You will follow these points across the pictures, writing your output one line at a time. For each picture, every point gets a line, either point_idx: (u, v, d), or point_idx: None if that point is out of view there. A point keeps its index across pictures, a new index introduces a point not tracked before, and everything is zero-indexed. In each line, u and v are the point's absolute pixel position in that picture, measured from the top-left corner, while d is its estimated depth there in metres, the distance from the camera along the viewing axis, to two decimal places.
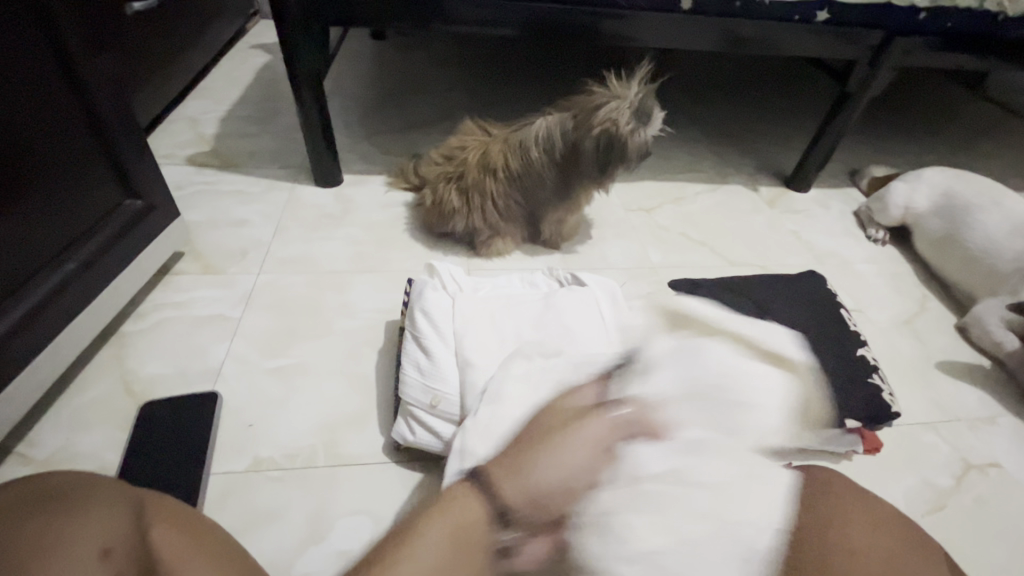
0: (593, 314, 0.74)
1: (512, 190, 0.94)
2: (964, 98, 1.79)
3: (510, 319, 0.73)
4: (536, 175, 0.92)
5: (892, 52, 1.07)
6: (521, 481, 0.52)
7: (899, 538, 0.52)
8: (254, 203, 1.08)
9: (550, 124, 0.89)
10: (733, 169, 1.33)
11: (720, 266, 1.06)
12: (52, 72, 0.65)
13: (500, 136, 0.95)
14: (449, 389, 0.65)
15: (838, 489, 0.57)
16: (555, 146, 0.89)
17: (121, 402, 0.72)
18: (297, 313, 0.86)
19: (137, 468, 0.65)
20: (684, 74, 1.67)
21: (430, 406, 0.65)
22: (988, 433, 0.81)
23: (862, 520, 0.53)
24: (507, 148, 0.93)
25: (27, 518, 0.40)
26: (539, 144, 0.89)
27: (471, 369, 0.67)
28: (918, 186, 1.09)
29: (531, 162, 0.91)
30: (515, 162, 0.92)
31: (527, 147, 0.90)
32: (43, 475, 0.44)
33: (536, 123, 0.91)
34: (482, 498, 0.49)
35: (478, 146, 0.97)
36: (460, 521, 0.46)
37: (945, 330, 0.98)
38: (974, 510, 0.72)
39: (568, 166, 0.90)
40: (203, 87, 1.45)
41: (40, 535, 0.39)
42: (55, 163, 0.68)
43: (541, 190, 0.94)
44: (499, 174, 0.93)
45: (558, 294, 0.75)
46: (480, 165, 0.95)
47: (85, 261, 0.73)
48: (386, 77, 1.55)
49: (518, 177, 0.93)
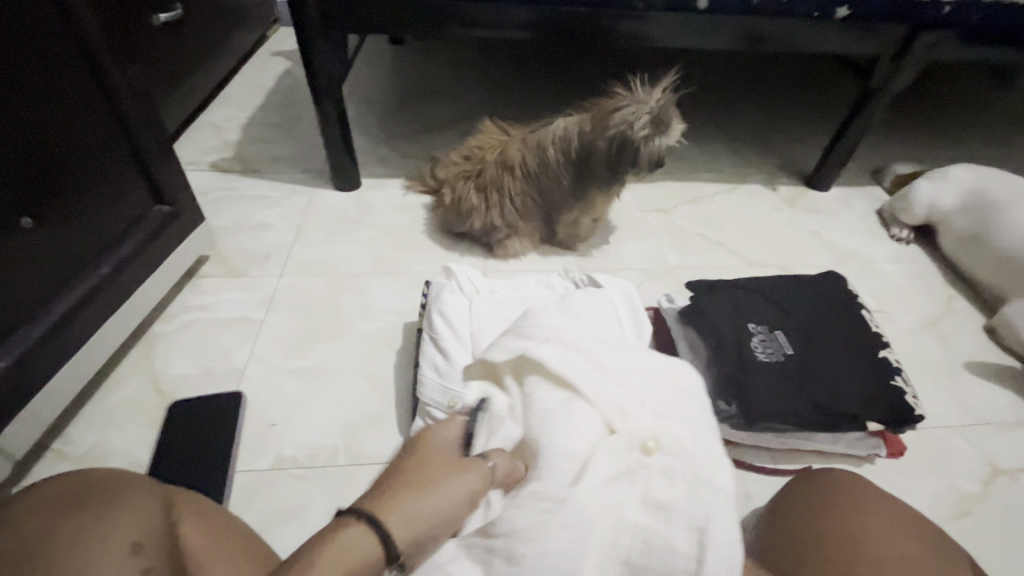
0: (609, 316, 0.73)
1: (528, 191, 0.96)
2: (993, 91, 1.74)
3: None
4: (552, 175, 0.93)
5: (915, 47, 1.04)
6: (414, 520, 0.40)
7: (919, 546, 0.51)
8: (275, 208, 1.11)
9: (568, 126, 0.89)
10: (751, 169, 1.32)
11: (738, 267, 1.05)
12: (84, 84, 0.68)
13: (517, 136, 0.96)
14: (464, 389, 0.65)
15: (857, 494, 0.56)
16: (572, 147, 0.89)
17: (151, 402, 0.75)
18: (318, 314, 0.88)
19: (166, 464, 0.67)
20: (701, 73, 1.66)
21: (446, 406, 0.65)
22: (1018, 437, 0.79)
23: (882, 526, 0.52)
24: (524, 147, 0.94)
25: (62, 515, 0.42)
26: (557, 146, 0.90)
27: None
28: (944, 184, 1.06)
29: (549, 163, 0.92)
30: (533, 162, 0.93)
31: (546, 148, 0.91)
32: (81, 475, 0.47)
33: (555, 124, 0.91)
34: (369, 529, 0.38)
35: (496, 146, 0.98)
36: (349, 562, 0.36)
37: (973, 331, 0.96)
38: (1003, 516, 0.70)
39: (583, 167, 0.90)
40: (226, 94, 1.49)
41: (73, 531, 0.41)
42: (87, 172, 0.70)
43: (557, 190, 0.94)
44: (516, 174, 0.95)
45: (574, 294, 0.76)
46: (499, 164, 0.96)
47: (115, 265, 0.76)
48: (403, 81, 1.56)
49: (534, 177, 0.94)
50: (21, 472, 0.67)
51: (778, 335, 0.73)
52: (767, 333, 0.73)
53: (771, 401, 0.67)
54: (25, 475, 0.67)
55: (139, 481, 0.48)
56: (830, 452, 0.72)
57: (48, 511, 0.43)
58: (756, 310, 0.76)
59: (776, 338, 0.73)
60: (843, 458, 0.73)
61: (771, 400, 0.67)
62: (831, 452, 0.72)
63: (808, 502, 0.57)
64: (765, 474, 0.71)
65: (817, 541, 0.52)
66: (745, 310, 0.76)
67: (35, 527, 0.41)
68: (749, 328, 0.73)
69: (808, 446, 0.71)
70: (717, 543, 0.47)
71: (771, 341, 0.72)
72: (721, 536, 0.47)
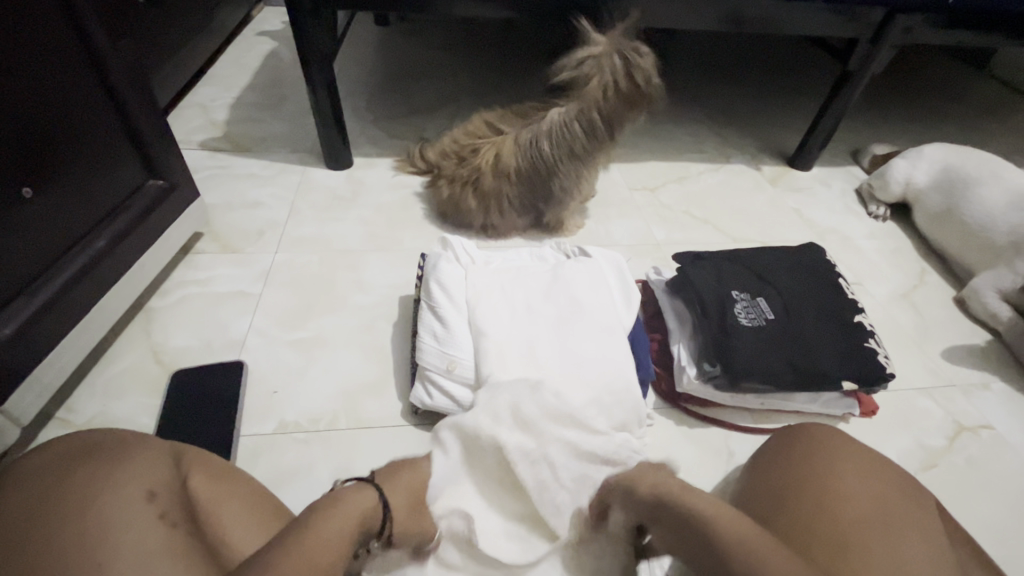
0: (600, 284, 0.77)
1: (523, 190, 0.98)
2: (968, 77, 1.79)
3: (521, 290, 0.76)
4: (547, 167, 0.95)
5: (892, 30, 1.08)
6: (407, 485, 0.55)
7: (888, 482, 0.55)
8: (268, 186, 1.11)
9: (562, 120, 0.93)
10: (735, 149, 1.35)
11: (723, 243, 1.09)
12: (75, 56, 0.68)
13: (510, 138, 0.98)
14: (462, 355, 0.69)
15: (828, 443, 0.59)
16: (567, 139, 0.92)
17: (153, 371, 0.76)
18: (314, 289, 0.90)
19: (173, 429, 0.69)
20: (686, 56, 1.68)
21: (447, 370, 0.68)
22: (981, 398, 0.85)
23: (855, 467, 0.56)
24: (520, 147, 0.96)
25: (78, 468, 0.44)
26: (551, 142, 0.93)
27: (486, 337, 0.69)
28: (919, 162, 1.11)
29: (547, 157, 0.94)
30: (526, 165, 0.96)
31: (541, 141, 0.94)
32: (91, 437, 0.49)
33: (549, 118, 0.94)
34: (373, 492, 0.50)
35: (488, 146, 0.99)
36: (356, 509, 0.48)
37: (942, 302, 1.01)
38: (965, 469, 0.75)
39: (581, 155, 0.94)
40: (212, 73, 1.47)
41: (94, 481, 0.43)
42: (84, 144, 0.71)
43: (552, 182, 0.96)
44: (512, 176, 0.97)
45: (566, 267, 0.79)
46: (494, 169, 0.97)
47: (112, 238, 0.76)
48: (391, 62, 1.56)
49: (531, 174, 0.96)
50: (27, 439, 0.68)
51: (760, 301, 0.76)
52: (749, 300, 0.76)
53: (755, 361, 0.70)
54: (30, 442, 0.68)
55: (146, 439, 0.50)
56: (809, 411, 0.76)
57: (62, 467, 0.44)
58: (739, 279, 0.79)
59: (757, 304, 0.76)
60: (820, 417, 0.78)
61: (755, 360, 0.70)
62: (809, 412, 0.76)
63: (785, 455, 0.60)
64: (748, 434, 0.75)
65: (797, 486, 0.54)
66: (728, 279, 0.79)
67: (51, 480, 0.43)
68: (732, 296, 0.77)
69: (787, 406, 0.75)
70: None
71: (753, 307, 0.75)
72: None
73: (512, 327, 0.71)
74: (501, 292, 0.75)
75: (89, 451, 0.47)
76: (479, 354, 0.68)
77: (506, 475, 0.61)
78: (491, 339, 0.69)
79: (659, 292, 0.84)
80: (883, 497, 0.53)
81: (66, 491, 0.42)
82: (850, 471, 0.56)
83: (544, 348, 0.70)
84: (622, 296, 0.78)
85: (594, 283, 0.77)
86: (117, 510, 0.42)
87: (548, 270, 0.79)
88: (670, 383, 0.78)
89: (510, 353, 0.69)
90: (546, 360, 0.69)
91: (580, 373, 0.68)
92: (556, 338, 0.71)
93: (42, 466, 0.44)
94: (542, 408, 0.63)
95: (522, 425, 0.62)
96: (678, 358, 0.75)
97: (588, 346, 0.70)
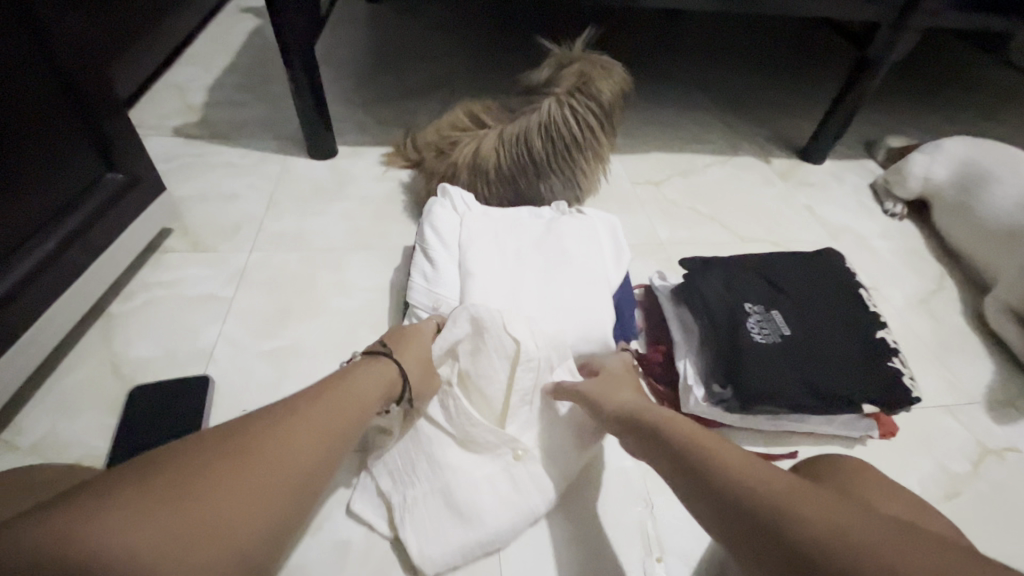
0: (591, 239, 0.76)
1: (505, 192, 0.90)
2: (986, 64, 1.71)
3: (512, 238, 0.76)
4: (534, 163, 0.88)
5: (917, 15, 1.00)
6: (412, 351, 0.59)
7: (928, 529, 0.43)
8: (244, 176, 1.04)
9: (551, 110, 0.87)
10: (745, 140, 1.27)
11: (731, 242, 1.02)
12: (19, 36, 0.60)
13: (494, 132, 0.91)
14: (449, 294, 0.69)
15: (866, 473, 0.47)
16: (556, 134, 0.87)
17: (111, 386, 0.70)
18: (291, 292, 0.83)
19: (131, 451, 0.63)
20: (693, 40, 1.60)
21: (433, 308, 0.69)
22: (1005, 416, 0.79)
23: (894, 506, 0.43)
24: (505, 142, 0.89)
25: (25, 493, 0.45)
26: (538, 138, 0.87)
27: (472, 279, 0.69)
28: (938, 157, 1.03)
29: (536, 151, 0.88)
30: (509, 162, 0.88)
31: (530, 134, 0.87)
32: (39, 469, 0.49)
33: (537, 111, 0.88)
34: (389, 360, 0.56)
35: (468, 141, 0.92)
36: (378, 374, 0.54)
37: (963, 309, 0.95)
38: (990, 496, 0.70)
39: (574, 150, 0.88)
40: (190, 53, 1.38)
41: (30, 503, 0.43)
42: (27, 135, 0.63)
43: (537, 180, 0.89)
44: (491, 176, 0.89)
45: (560, 221, 0.78)
46: (471, 166, 0.90)
47: (63, 239, 0.69)
48: (380, 43, 1.47)
49: (512, 171, 0.89)
50: None
51: (775, 315, 0.70)
52: (762, 313, 0.70)
53: (770, 384, 0.64)
54: None
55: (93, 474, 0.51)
56: (824, 433, 0.71)
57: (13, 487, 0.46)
58: (750, 288, 0.73)
59: (772, 318, 0.70)
60: (837, 439, 0.72)
61: (770, 382, 0.64)
62: (825, 434, 0.71)
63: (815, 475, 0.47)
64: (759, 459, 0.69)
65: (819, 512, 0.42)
66: (739, 289, 0.73)
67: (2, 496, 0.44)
68: (745, 308, 0.70)
69: (801, 428, 0.69)
70: (513, 507, 0.58)
71: (767, 321, 0.69)
72: (509, 507, 0.58)
73: (500, 271, 0.71)
74: (493, 239, 0.75)
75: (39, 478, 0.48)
76: (466, 296, 0.68)
77: (486, 397, 0.63)
78: (477, 279, 0.69)
79: (664, 300, 0.78)
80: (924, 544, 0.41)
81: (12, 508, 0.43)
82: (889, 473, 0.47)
83: (531, 293, 0.70)
84: (615, 255, 0.77)
85: (587, 239, 0.76)
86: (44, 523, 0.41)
87: (542, 223, 0.78)
88: (675, 401, 0.72)
89: (495, 297, 0.69)
90: (531, 306, 0.68)
91: (564, 315, 0.68)
92: (543, 284, 0.71)
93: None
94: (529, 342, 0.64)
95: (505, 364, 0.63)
96: (684, 375, 0.69)
97: (573, 296, 0.70)
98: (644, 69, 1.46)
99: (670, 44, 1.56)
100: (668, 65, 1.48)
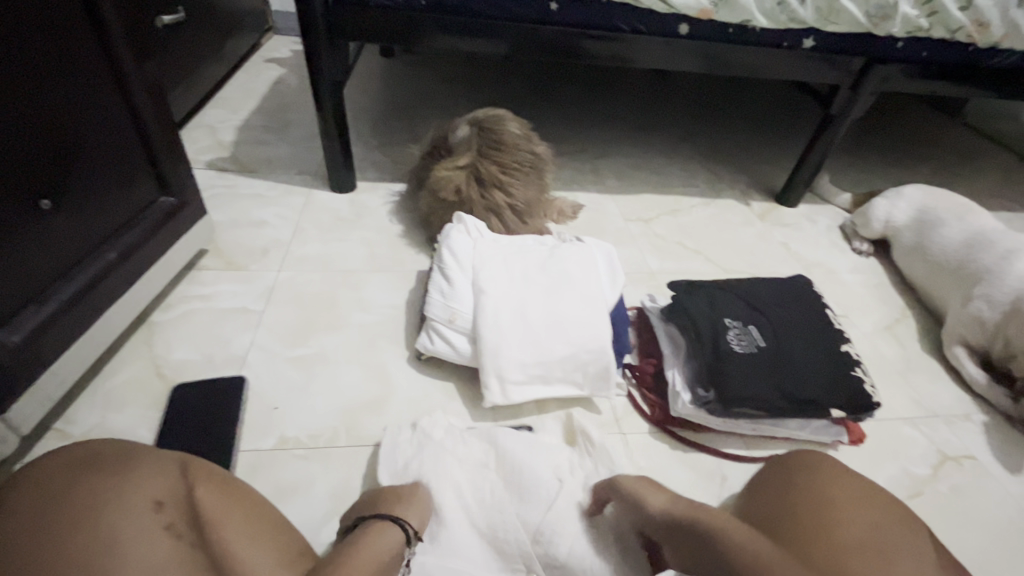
0: (589, 261, 0.85)
1: (527, 179, 1.02)
2: (943, 123, 1.89)
3: (519, 260, 0.85)
4: (516, 141, 1.02)
5: (870, 79, 1.15)
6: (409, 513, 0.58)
7: (892, 516, 0.52)
8: (273, 206, 1.13)
9: (476, 122, 1.04)
10: (726, 185, 1.40)
11: (714, 273, 1.12)
12: (102, 75, 0.71)
13: (470, 157, 1.00)
14: (464, 308, 0.79)
15: (836, 474, 0.57)
16: (504, 121, 1.04)
17: (155, 385, 0.77)
18: (315, 307, 0.91)
19: (175, 440, 0.70)
20: (677, 96, 1.77)
21: (448, 321, 0.79)
22: (964, 428, 0.87)
23: (859, 500, 0.53)
24: (492, 148, 1.01)
25: (82, 480, 0.44)
26: (498, 129, 1.03)
27: (484, 295, 0.79)
28: (899, 202, 1.15)
29: (507, 135, 1.02)
30: (507, 153, 1.01)
31: (490, 129, 1.03)
32: (92, 444, 0.48)
33: (473, 131, 1.03)
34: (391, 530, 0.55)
35: (467, 180, 0.99)
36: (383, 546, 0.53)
37: (924, 336, 1.05)
38: (949, 497, 0.77)
39: (522, 125, 1.07)
40: (220, 97, 1.51)
41: (96, 497, 0.43)
42: (101, 156, 0.73)
43: (535, 156, 1.04)
44: (503, 181, 0.99)
45: (562, 247, 0.88)
46: (486, 178, 0.99)
47: (123, 251, 0.78)
48: (394, 93, 1.61)
49: (515, 160, 1.02)
50: (24, 449, 0.68)
51: (751, 329, 0.79)
52: (740, 327, 0.80)
53: (747, 387, 0.73)
54: (28, 452, 0.68)
55: (149, 449, 0.50)
56: (798, 437, 0.78)
57: (66, 472, 0.44)
58: (730, 307, 0.83)
59: (749, 332, 0.79)
60: (811, 444, 0.79)
61: (747, 385, 0.73)
62: (798, 438, 0.78)
63: (795, 483, 0.57)
64: (739, 463, 0.76)
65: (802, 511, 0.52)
66: (720, 307, 0.82)
67: (58, 487, 0.43)
68: (725, 323, 0.80)
69: (776, 433, 0.77)
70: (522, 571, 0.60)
71: (745, 334, 0.79)
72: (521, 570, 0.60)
73: (508, 289, 0.80)
74: (502, 260, 0.84)
75: (96, 460, 0.46)
76: (478, 310, 0.78)
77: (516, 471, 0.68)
78: (488, 296, 0.79)
79: (654, 319, 0.87)
80: (889, 525, 0.50)
81: (76, 502, 0.42)
82: (845, 469, 0.58)
83: (536, 309, 0.79)
84: (609, 275, 0.86)
85: (587, 262, 0.85)
86: (123, 522, 0.42)
87: (546, 249, 0.88)
88: (663, 406, 0.80)
89: (503, 312, 0.78)
90: (537, 319, 0.78)
91: (566, 327, 0.78)
92: (546, 301, 0.80)
93: (44, 478, 0.44)
94: (535, 350, 0.77)
95: (513, 366, 0.76)
96: (673, 383, 0.77)
97: (574, 312, 0.79)
98: (634, 122, 1.60)
99: (655, 101, 1.72)
100: (656, 118, 1.64)
